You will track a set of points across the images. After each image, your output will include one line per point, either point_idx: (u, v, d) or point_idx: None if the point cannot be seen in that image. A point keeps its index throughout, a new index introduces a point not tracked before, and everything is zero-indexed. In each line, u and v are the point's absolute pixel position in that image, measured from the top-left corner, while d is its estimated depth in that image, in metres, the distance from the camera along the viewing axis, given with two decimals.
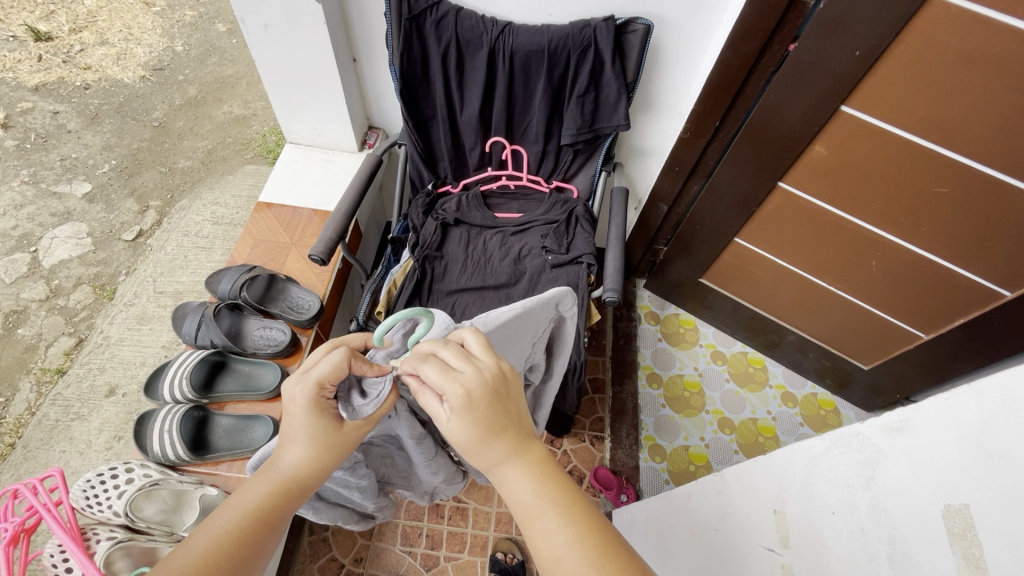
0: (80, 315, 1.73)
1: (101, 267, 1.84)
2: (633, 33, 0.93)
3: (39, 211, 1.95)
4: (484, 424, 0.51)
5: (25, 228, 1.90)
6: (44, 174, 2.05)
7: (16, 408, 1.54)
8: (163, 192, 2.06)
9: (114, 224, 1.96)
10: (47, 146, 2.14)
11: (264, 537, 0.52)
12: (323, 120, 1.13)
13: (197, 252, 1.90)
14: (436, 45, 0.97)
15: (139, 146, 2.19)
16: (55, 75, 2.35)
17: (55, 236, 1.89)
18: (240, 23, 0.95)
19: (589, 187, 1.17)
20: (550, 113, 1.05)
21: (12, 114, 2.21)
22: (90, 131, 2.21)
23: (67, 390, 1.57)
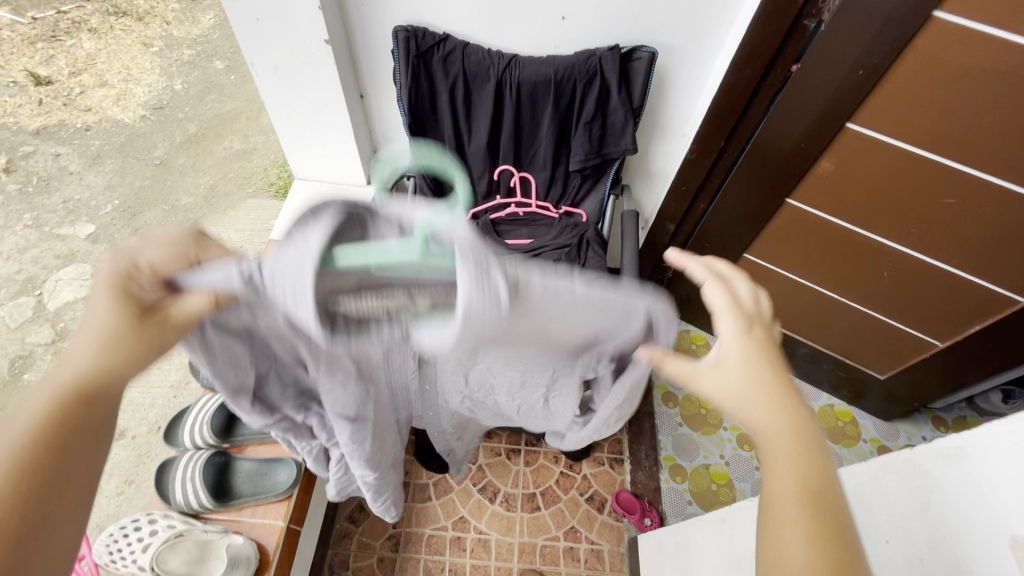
0: None
1: None
2: (638, 61, 0.94)
3: (44, 254, 1.95)
4: (771, 376, 0.44)
5: (29, 271, 1.89)
6: (47, 217, 2.05)
7: None
8: None
9: None
10: (50, 189, 2.14)
11: (64, 463, 0.42)
12: (333, 156, 1.14)
13: None
14: (444, 80, 0.98)
15: (141, 185, 2.20)
16: (56, 118, 2.37)
17: (60, 278, 1.89)
18: (250, 67, 0.96)
19: (598, 211, 1.17)
20: (558, 139, 1.06)
21: (14, 158, 2.22)
22: (91, 172, 2.22)
23: None
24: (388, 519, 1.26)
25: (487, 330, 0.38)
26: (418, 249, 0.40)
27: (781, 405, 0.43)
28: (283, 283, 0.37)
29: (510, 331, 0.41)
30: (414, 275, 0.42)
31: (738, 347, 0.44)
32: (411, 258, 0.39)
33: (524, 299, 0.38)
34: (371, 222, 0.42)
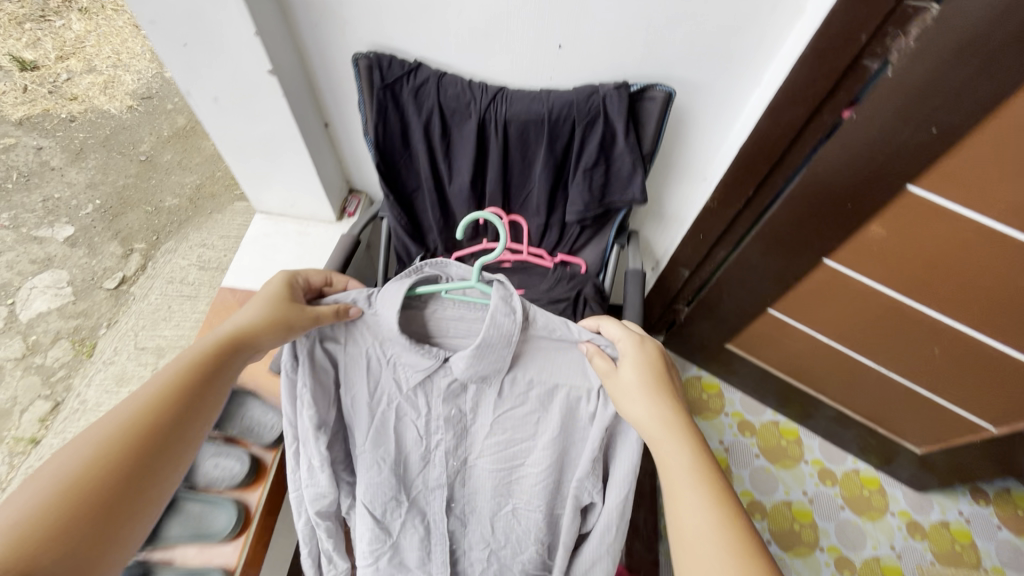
0: (57, 375, 1.62)
1: (82, 319, 1.74)
2: (650, 101, 0.77)
3: (19, 258, 1.85)
4: (654, 372, 0.61)
5: (3, 277, 1.80)
6: (25, 217, 1.96)
7: None
8: (148, 233, 1.96)
9: (97, 270, 1.85)
10: (30, 186, 2.04)
11: (198, 397, 0.51)
12: (295, 191, 0.99)
13: (182, 301, 1.79)
14: (416, 115, 0.82)
15: (125, 183, 2.08)
16: (41, 107, 2.25)
17: (35, 285, 1.79)
18: (186, 96, 0.81)
19: (600, 260, 1.02)
20: (553, 183, 0.89)
21: None
22: (74, 167, 2.10)
23: (39, 463, 1.46)
24: None
25: (501, 340, 0.64)
26: (475, 277, 0.66)
27: (653, 405, 0.57)
28: (387, 297, 0.64)
29: (509, 357, 0.67)
30: (470, 310, 0.69)
31: (629, 356, 0.62)
32: (469, 283, 0.66)
33: (527, 326, 0.66)
34: (442, 278, 0.69)
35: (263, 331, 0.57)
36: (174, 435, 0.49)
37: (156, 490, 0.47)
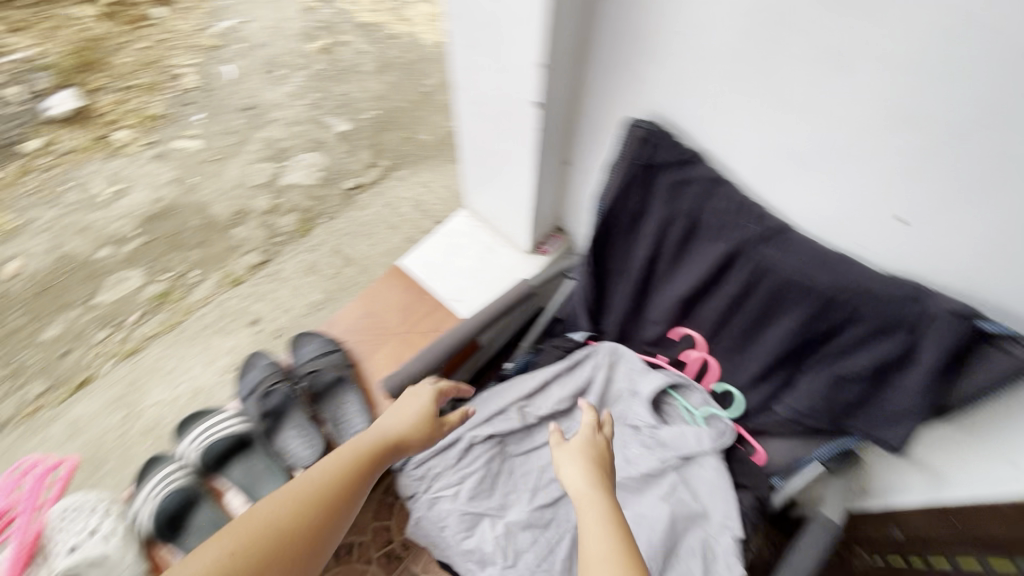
0: (279, 239, 1.88)
1: (315, 204, 1.99)
2: (1002, 351, 0.50)
3: (304, 133, 2.15)
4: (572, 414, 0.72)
5: (286, 143, 2.12)
6: (326, 101, 2.25)
7: (195, 294, 1.73)
8: (394, 157, 2.12)
9: (344, 169, 2.07)
10: (338, 77, 2.33)
11: (348, 499, 0.65)
12: (505, 209, 0.94)
13: (385, 228, 1.92)
14: (662, 207, 0.68)
15: (402, 105, 2.26)
16: (379, 14, 2.55)
17: (299, 160, 2.07)
18: (452, 87, 0.79)
19: (788, 467, 0.76)
20: (787, 355, 0.68)
21: (330, 37, 2.46)
22: (375, 75, 2.35)
23: (230, 303, 1.70)
24: None
25: (694, 442, 0.77)
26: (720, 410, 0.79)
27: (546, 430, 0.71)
28: (635, 364, 0.85)
29: (686, 459, 0.78)
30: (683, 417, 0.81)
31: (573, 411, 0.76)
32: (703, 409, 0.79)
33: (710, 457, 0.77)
34: (687, 389, 0.82)
35: (409, 437, 0.72)
36: (318, 532, 0.61)
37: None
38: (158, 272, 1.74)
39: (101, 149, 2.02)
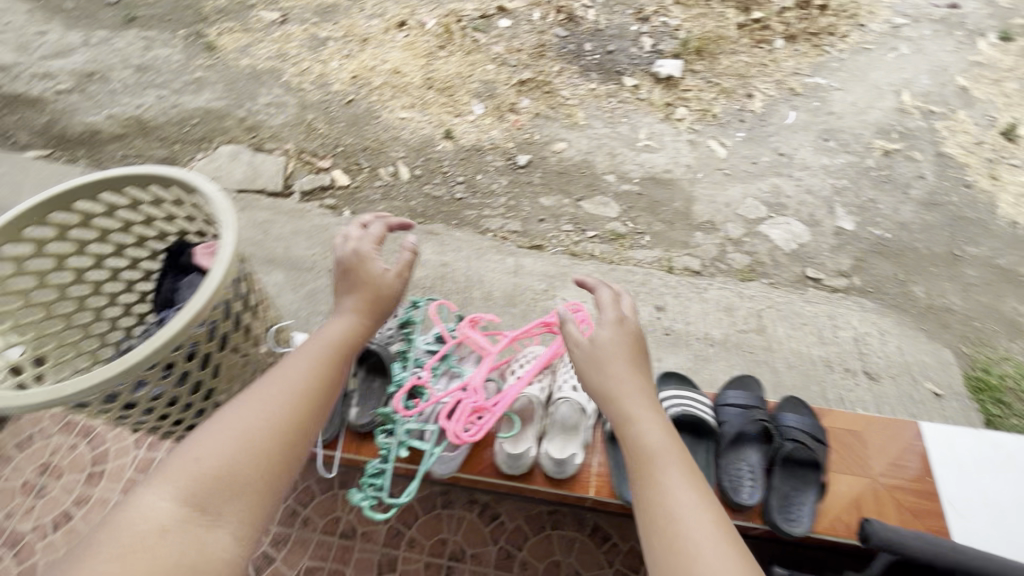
0: (552, 264, 1.79)
1: (612, 252, 1.87)
2: None
3: (624, 159, 2.17)
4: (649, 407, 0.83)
5: (597, 159, 2.17)
6: (662, 137, 2.25)
7: (476, 282, 1.70)
8: (712, 224, 1.97)
9: (636, 228, 1.96)
10: (698, 130, 2.30)
11: (315, 397, 0.82)
12: None
13: (673, 297, 1.74)
14: None
15: (749, 174, 2.14)
16: (753, 82, 2.49)
17: (608, 208, 2.02)
18: None
19: None
20: None
21: (711, 102, 2.41)
22: (730, 139, 2.28)
23: (490, 299, 1.65)
24: (513, 563, 1.12)
25: None
26: None
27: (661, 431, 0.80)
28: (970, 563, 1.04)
29: None
30: None
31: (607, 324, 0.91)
32: None
33: None
34: None
35: (354, 330, 0.91)
36: (280, 440, 0.76)
37: (288, 465, 0.76)
38: (446, 251, 1.77)
39: (410, 134, 2.21)
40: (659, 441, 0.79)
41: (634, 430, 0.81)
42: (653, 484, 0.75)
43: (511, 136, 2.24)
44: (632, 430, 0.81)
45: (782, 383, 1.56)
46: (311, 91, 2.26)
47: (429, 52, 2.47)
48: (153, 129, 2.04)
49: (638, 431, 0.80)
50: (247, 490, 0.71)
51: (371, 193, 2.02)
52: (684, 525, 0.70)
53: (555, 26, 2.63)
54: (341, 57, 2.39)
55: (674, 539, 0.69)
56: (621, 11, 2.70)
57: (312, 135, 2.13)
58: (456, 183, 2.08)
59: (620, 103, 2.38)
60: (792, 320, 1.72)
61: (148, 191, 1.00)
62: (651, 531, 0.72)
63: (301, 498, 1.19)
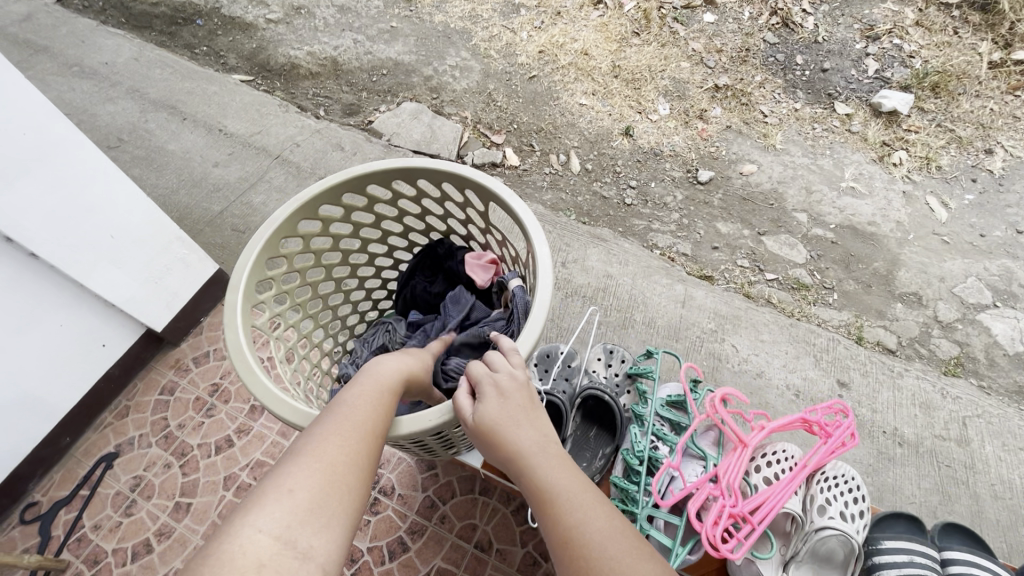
0: (723, 300, 1.61)
1: (791, 302, 1.66)
2: None
3: (821, 197, 1.91)
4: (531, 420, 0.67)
5: (789, 192, 1.92)
6: (869, 181, 1.95)
7: (638, 303, 1.58)
8: (915, 298, 1.69)
9: (826, 280, 1.72)
10: (914, 181, 1.97)
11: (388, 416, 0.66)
12: None
13: (860, 370, 1.51)
14: None
15: (972, 248, 1.81)
16: (998, 137, 2.08)
17: (795, 250, 1.79)
18: None
19: None
20: None
21: (939, 151, 2.04)
22: (954, 200, 1.93)
23: (651, 327, 1.53)
24: None
25: None
26: None
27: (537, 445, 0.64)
28: None
29: None
30: None
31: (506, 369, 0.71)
32: None
33: None
34: None
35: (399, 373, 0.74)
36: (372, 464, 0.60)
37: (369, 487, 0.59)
38: (612, 263, 1.65)
39: (587, 123, 2.06)
40: (563, 477, 0.62)
41: (538, 472, 0.62)
42: (574, 546, 0.57)
43: (694, 146, 2.03)
44: (541, 473, 0.62)
45: (982, 515, 1.32)
46: (497, 59, 2.18)
47: (622, 37, 2.29)
48: (345, 73, 2.07)
49: (541, 470, 0.62)
50: (348, 506, 0.55)
51: (538, 180, 1.93)
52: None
53: (766, 29, 2.34)
54: (532, 28, 2.28)
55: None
56: (847, 24, 2.35)
57: (491, 106, 2.06)
58: (627, 186, 1.93)
59: (826, 131, 2.08)
60: (1007, 440, 1.42)
61: (442, 187, 0.91)
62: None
63: (441, 492, 1.16)
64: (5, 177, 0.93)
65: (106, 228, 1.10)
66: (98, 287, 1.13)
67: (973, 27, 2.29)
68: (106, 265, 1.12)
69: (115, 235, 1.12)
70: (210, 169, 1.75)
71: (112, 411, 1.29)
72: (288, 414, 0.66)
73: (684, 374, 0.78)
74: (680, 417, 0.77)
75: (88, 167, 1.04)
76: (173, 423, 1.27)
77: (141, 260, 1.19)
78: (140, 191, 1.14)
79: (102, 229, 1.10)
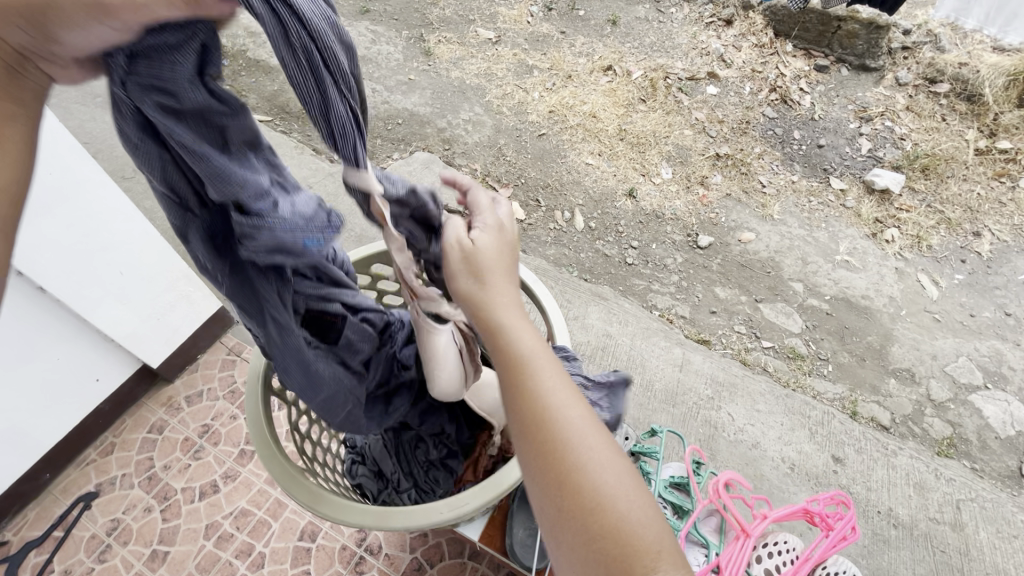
0: (720, 364, 1.62)
1: (786, 371, 1.68)
2: None
3: (816, 268, 1.96)
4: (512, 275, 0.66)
5: (786, 260, 1.98)
6: (863, 255, 2.01)
7: (637, 363, 1.59)
8: (908, 374, 1.72)
9: (820, 351, 1.75)
10: (906, 257, 2.03)
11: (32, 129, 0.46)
12: None
13: (855, 444, 1.51)
14: None
15: (963, 328, 1.85)
16: (986, 220, 2.15)
17: (791, 319, 1.82)
18: None
19: None
20: None
21: (931, 230, 2.11)
22: (945, 279, 1.99)
23: (649, 389, 1.54)
24: None
25: None
26: None
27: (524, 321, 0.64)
28: None
29: None
30: None
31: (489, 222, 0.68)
32: None
33: None
34: None
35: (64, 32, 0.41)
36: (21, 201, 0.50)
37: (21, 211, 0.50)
38: (611, 322, 1.67)
39: (592, 182, 2.13)
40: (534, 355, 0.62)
41: (509, 342, 0.62)
42: (539, 432, 0.58)
43: (695, 211, 2.09)
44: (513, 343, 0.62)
45: None
46: (509, 116, 2.27)
47: (629, 103, 2.40)
48: None
49: (511, 355, 0.61)
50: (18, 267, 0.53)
51: (543, 234, 1.97)
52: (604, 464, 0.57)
53: (765, 104, 2.45)
54: (543, 88, 2.39)
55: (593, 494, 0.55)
56: (842, 104, 2.48)
57: (500, 160, 2.13)
58: (629, 246, 1.97)
59: (822, 205, 2.16)
60: (1001, 527, 1.41)
61: None
62: (561, 484, 0.55)
63: (430, 554, 1.13)
64: (29, 213, 0.95)
65: (114, 267, 1.11)
66: (100, 322, 1.12)
67: (960, 116, 2.42)
68: (112, 301, 1.13)
69: (122, 272, 1.13)
70: None
71: (96, 447, 1.26)
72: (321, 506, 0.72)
73: (685, 454, 0.77)
74: (682, 501, 0.79)
75: (107, 209, 1.06)
76: (159, 464, 1.24)
77: (144, 296, 1.19)
78: (155, 230, 1.16)
79: (112, 265, 1.10)
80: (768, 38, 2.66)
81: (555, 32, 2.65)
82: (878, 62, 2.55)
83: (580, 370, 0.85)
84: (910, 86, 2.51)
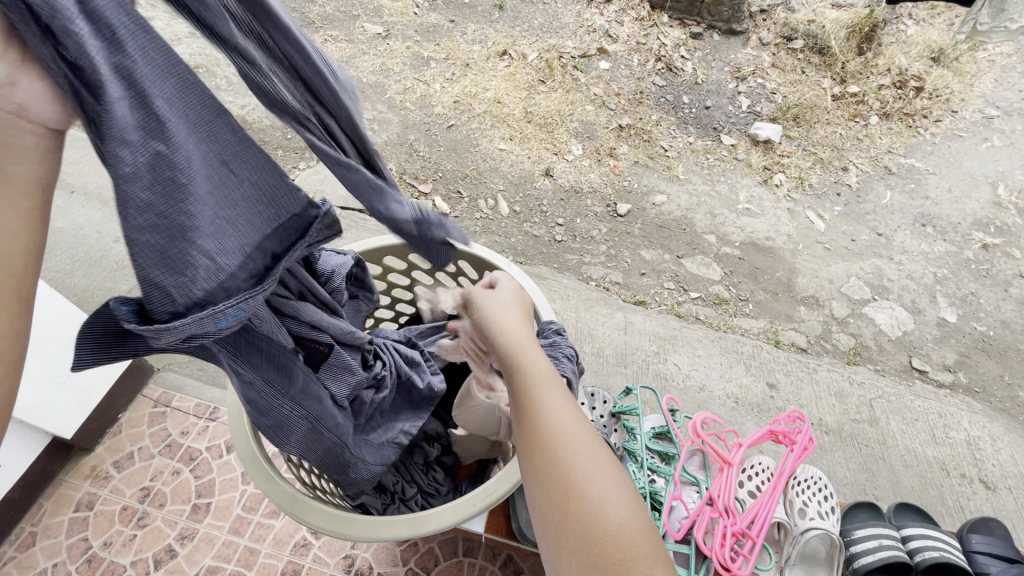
0: (658, 318, 1.73)
1: (715, 315, 1.83)
2: None
3: (724, 218, 2.14)
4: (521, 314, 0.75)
5: (697, 215, 2.13)
6: (760, 201, 2.22)
7: (585, 332, 1.65)
8: (813, 299, 1.93)
9: (739, 292, 1.92)
10: (793, 196, 2.27)
11: None
12: None
13: (782, 369, 1.68)
14: None
15: (848, 251, 2.11)
16: (851, 155, 2.46)
17: (711, 268, 1.97)
18: None
19: None
20: None
21: (810, 171, 2.38)
22: (827, 212, 2.25)
23: (601, 355, 1.60)
24: None
25: None
26: None
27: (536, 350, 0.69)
28: None
29: None
30: None
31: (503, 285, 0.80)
32: None
33: None
34: None
35: None
36: None
37: None
38: (554, 298, 1.72)
39: (509, 167, 2.15)
40: (549, 378, 0.65)
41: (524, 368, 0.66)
42: (550, 452, 0.60)
43: (610, 181, 2.19)
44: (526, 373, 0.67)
45: (899, 484, 1.50)
46: (414, 110, 2.22)
47: (530, 85, 2.44)
48: (255, 131, 2.00)
49: (529, 381, 0.64)
50: None
51: (470, 225, 1.97)
52: (589, 478, 0.58)
53: (653, 74, 2.60)
54: (444, 79, 2.36)
55: (579, 506, 0.57)
56: (719, 67, 2.69)
57: (413, 156, 2.09)
58: (555, 224, 2.02)
59: (719, 161, 2.35)
60: (905, 414, 1.64)
61: None
62: (543, 487, 0.59)
63: (424, 561, 1.11)
64: None
65: None
66: None
67: (815, 67, 2.73)
68: None
69: None
70: (111, 246, 1.58)
71: (13, 542, 1.09)
72: (353, 531, 0.72)
73: (662, 407, 0.81)
74: (667, 448, 0.90)
75: None
76: (97, 542, 1.10)
77: (40, 361, 1.04)
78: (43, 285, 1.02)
79: None
80: (645, 12, 2.82)
81: (444, 21, 2.61)
82: (742, 25, 2.79)
83: (567, 340, 0.86)
84: (771, 45, 2.79)
